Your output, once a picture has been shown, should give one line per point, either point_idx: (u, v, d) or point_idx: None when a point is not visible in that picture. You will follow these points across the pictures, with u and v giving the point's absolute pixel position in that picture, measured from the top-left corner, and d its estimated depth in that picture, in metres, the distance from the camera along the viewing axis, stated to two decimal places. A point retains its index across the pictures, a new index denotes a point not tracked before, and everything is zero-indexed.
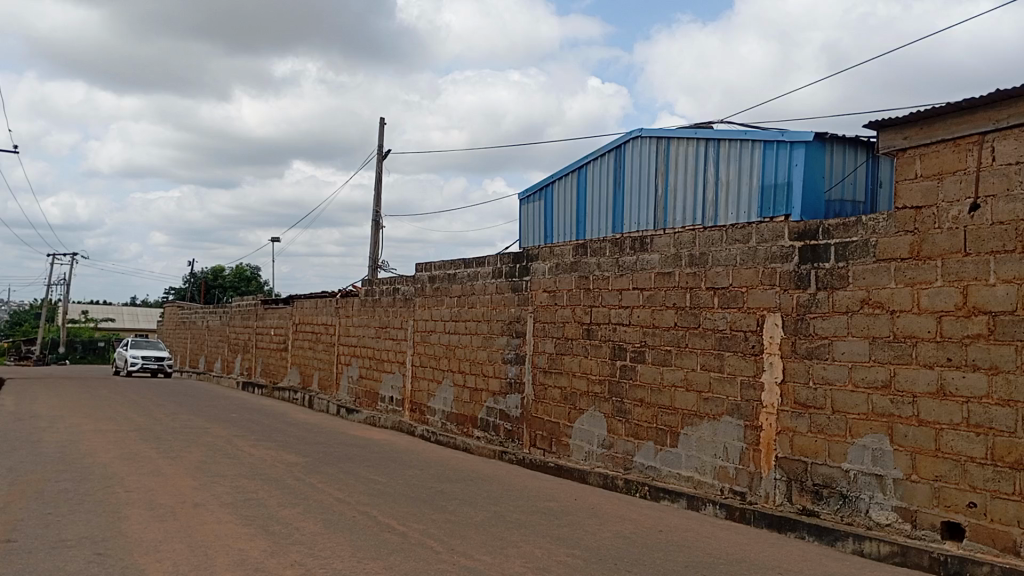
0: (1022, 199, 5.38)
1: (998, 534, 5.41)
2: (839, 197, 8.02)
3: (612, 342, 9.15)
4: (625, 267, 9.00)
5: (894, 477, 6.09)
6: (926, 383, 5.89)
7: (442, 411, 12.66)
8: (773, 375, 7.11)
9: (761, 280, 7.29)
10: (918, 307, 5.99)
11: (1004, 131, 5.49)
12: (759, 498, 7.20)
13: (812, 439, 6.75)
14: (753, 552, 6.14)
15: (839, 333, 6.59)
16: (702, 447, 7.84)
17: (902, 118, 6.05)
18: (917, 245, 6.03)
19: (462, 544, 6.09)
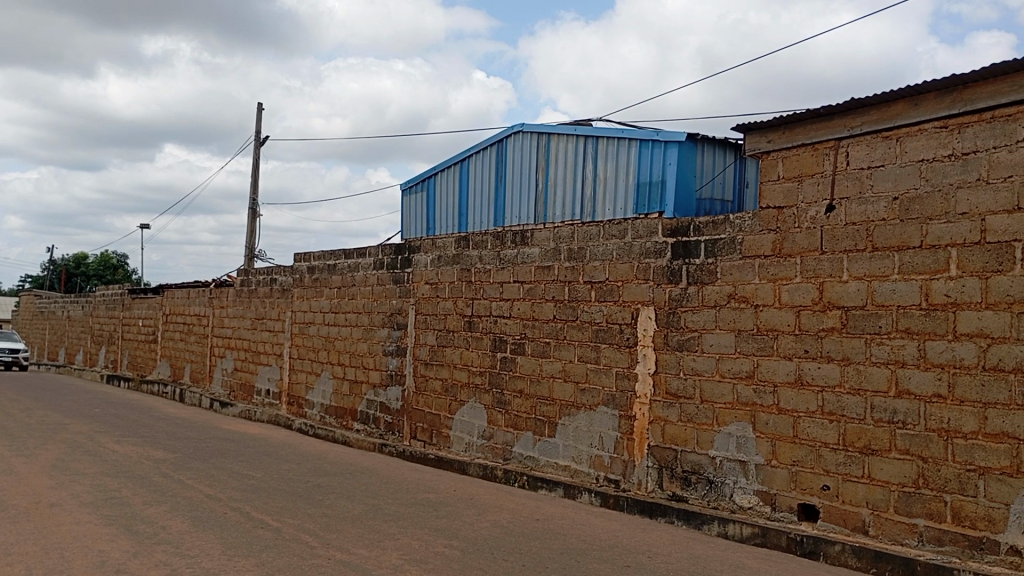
0: (872, 202, 5.77)
1: (849, 514, 5.79)
2: (710, 195, 8.39)
3: (493, 334, 9.24)
4: (506, 260, 9.10)
5: (757, 462, 6.43)
6: (786, 373, 6.25)
7: (320, 404, 12.44)
8: (646, 366, 7.36)
9: (636, 274, 7.52)
10: (780, 301, 6.33)
11: (858, 138, 5.87)
12: (632, 485, 7.44)
13: (681, 427, 7.03)
14: (625, 537, 6.34)
15: (707, 326, 6.88)
16: (579, 436, 8.04)
17: (766, 122, 6.37)
18: (779, 243, 6.37)
19: (338, 538, 6.01)
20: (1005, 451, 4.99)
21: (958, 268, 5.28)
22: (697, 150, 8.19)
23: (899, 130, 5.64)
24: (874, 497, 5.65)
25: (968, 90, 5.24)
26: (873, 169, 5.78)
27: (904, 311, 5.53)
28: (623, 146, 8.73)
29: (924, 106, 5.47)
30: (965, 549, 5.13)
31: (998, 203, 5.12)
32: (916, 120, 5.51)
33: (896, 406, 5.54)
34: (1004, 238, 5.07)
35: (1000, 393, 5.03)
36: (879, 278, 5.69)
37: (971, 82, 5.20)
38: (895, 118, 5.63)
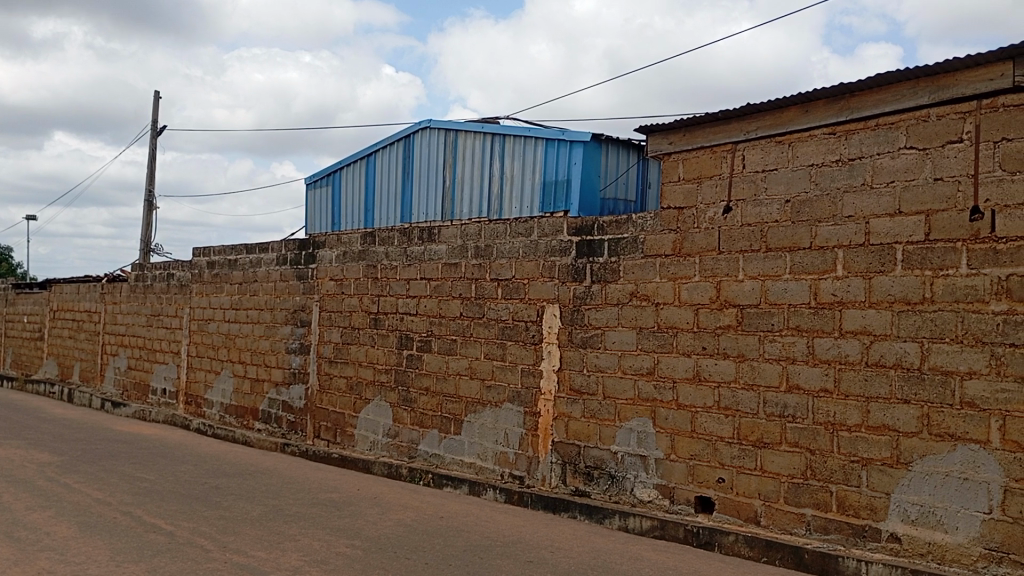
0: (766, 204, 5.99)
1: (742, 505, 6.00)
2: (613, 195, 8.43)
3: (399, 331, 9.16)
4: (413, 257, 9.05)
5: (656, 457, 6.59)
6: (684, 369, 6.42)
7: (220, 404, 12.09)
8: (551, 363, 7.45)
9: (541, 272, 7.59)
10: (679, 300, 6.50)
11: (753, 142, 6.08)
12: (536, 481, 7.51)
13: (585, 423, 7.14)
14: (528, 533, 6.39)
15: (610, 323, 7.01)
16: (484, 433, 8.06)
17: (668, 124, 6.53)
18: (678, 242, 6.54)
19: (236, 541, 5.85)
20: (886, 443, 5.25)
21: (844, 268, 5.52)
22: (601, 150, 8.22)
23: (791, 135, 5.87)
24: (766, 488, 5.87)
25: (855, 98, 5.48)
26: (767, 172, 6.00)
27: (795, 309, 5.76)
28: (529, 145, 8.73)
29: (814, 113, 5.70)
30: (849, 536, 5.39)
31: (880, 207, 5.37)
32: (807, 126, 5.74)
33: (787, 400, 5.77)
34: (886, 240, 5.33)
35: (882, 388, 5.28)
36: (772, 277, 5.91)
37: (858, 91, 5.44)
38: (788, 123, 5.86)
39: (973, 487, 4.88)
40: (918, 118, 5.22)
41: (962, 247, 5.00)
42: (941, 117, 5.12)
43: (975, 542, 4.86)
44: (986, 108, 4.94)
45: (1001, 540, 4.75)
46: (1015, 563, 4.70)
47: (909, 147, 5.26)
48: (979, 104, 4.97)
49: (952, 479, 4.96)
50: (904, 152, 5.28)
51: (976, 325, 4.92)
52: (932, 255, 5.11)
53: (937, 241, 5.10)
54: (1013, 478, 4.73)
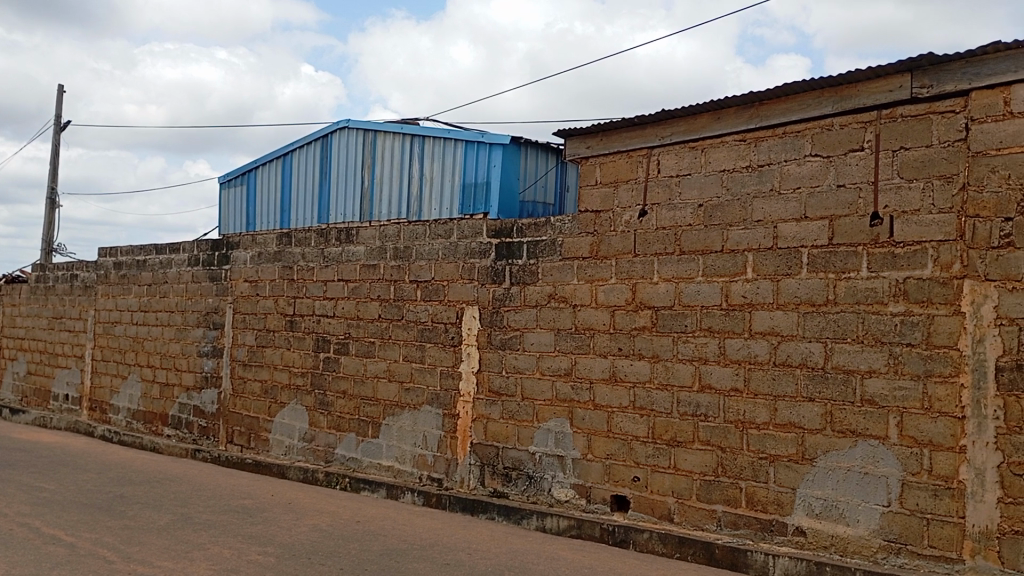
0: (680, 208, 6.12)
1: (656, 503, 6.11)
2: (532, 198, 8.28)
3: (315, 333, 9.01)
4: (330, 258, 8.92)
5: (573, 457, 6.65)
6: (601, 370, 6.51)
7: (127, 409, 11.66)
8: (470, 365, 7.44)
9: (461, 274, 7.59)
10: (596, 301, 6.59)
11: (668, 147, 6.21)
12: (454, 484, 7.49)
13: (503, 425, 7.16)
14: (445, 536, 6.37)
15: (528, 325, 7.05)
16: (402, 436, 7.99)
17: (586, 129, 6.62)
18: (596, 245, 6.63)
19: (141, 551, 5.64)
20: (792, 440, 5.43)
21: (754, 271, 5.69)
22: (521, 153, 8.10)
23: (703, 141, 6.02)
24: (679, 486, 5.99)
25: (764, 106, 5.66)
26: (681, 177, 6.13)
27: (707, 311, 5.91)
28: (448, 146, 8.55)
29: (725, 120, 5.86)
30: (758, 531, 5.56)
31: (788, 212, 5.56)
32: (719, 132, 5.90)
33: (699, 400, 5.91)
34: (793, 244, 5.51)
35: (788, 387, 5.46)
36: (685, 279, 6.05)
37: (766, 99, 5.62)
38: (701, 130, 6.01)
39: (873, 481, 5.07)
40: (822, 127, 5.42)
41: (862, 250, 5.21)
42: (844, 126, 5.32)
43: (875, 534, 5.06)
44: (885, 118, 5.15)
45: (899, 531, 4.96)
46: (911, 554, 4.90)
47: (814, 154, 5.45)
48: (879, 114, 5.18)
49: (854, 473, 5.15)
50: (810, 159, 5.47)
51: (876, 325, 5.12)
52: (835, 259, 5.31)
53: (840, 245, 5.31)
54: (910, 471, 4.93)
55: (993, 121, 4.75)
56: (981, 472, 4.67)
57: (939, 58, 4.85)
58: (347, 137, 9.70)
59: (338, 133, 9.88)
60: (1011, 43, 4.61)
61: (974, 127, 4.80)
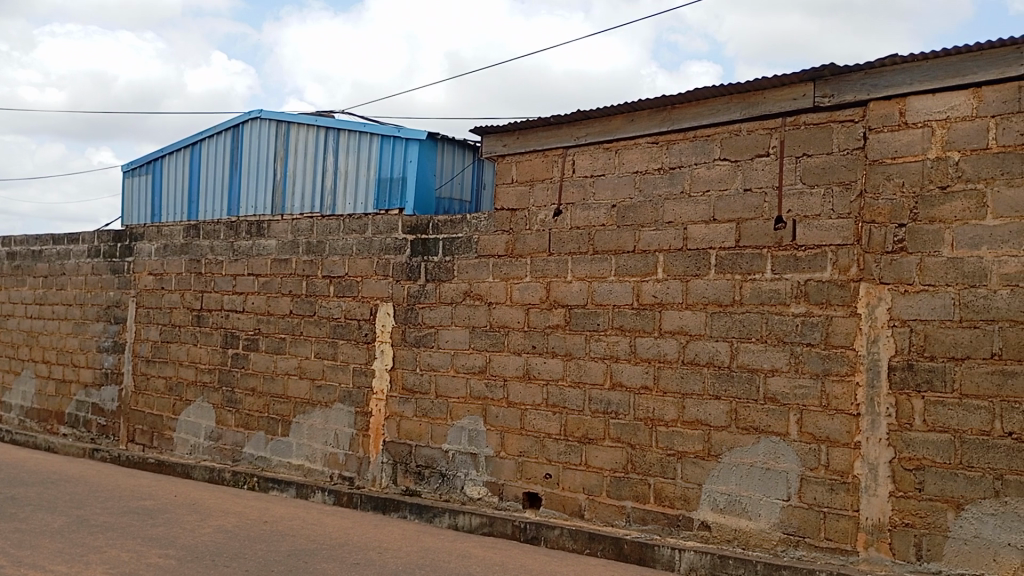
0: (594, 208, 6.20)
1: (568, 500, 6.18)
2: (449, 194, 8.12)
3: (223, 329, 8.76)
4: (240, 252, 8.70)
5: (486, 454, 6.67)
6: (515, 368, 6.54)
7: (19, 407, 11.09)
8: (383, 362, 7.36)
9: (375, 270, 7.50)
10: (511, 299, 6.62)
11: (583, 147, 6.28)
12: (366, 482, 7.40)
13: (417, 422, 7.11)
14: (355, 535, 6.29)
15: (443, 322, 7.02)
16: (313, 435, 7.85)
17: (502, 127, 6.64)
18: (511, 243, 6.65)
19: (32, 555, 5.38)
20: (699, 437, 5.57)
21: (664, 271, 5.80)
22: (437, 149, 7.89)
23: (618, 142, 6.11)
24: (589, 482, 6.07)
25: (675, 110, 5.78)
26: (595, 177, 6.21)
27: (619, 310, 6.00)
28: (364, 139, 8.16)
29: (639, 122, 5.96)
30: (665, 526, 5.68)
31: (697, 214, 5.69)
32: (632, 134, 6.00)
33: (610, 397, 6.00)
34: (702, 245, 5.65)
35: (695, 384, 5.60)
36: (598, 279, 6.13)
37: (678, 103, 5.74)
38: (615, 131, 6.10)
39: (774, 477, 5.25)
40: (730, 132, 5.57)
41: (767, 253, 5.38)
42: (752, 132, 5.48)
43: (775, 528, 5.23)
44: (789, 125, 5.33)
45: (798, 525, 5.14)
46: (809, 546, 5.09)
47: (723, 158, 5.60)
48: (784, 121, 5.36)
49: (757, 469, 5.32)
50: (718, 163, 5.61)
51: (778, 325, 5.29)
52: (742, 261, 5.47)
53: (746, 247, 5.46)
54: (808, 467, 5.12)
55: (889, 131, 4.96)
56: (874, 467, 4.89)
57: (840, 69, 5.04)
58: (259, 126, 9.18)
59: (249, 122, 9.30)
60: (907, 57, 4.82)
61: (872, 136, 5.01)
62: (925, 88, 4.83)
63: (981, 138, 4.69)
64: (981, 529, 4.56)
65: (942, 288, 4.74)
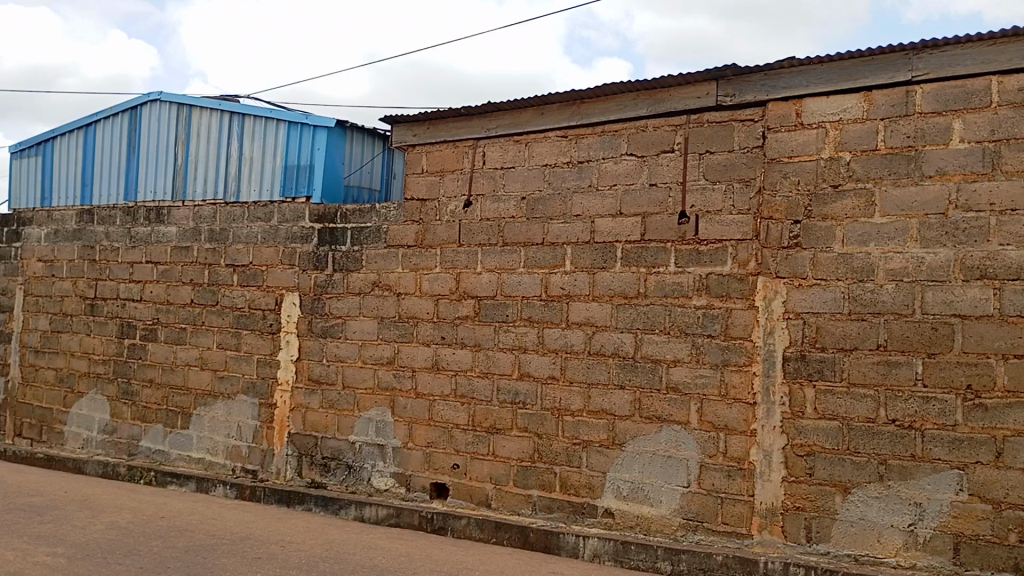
0: (504, 200, 6.23)
1: (475, 490, 6.21)
2: (358, 183, 7.94)
3: (119, 318, 8.42)
4: (138, 239, 8.39)
5: (393, 446, 6.63)
6: (423, 359, 6.52)
7: None
8: (289, 353, 7.22)
9: (281, 259, 7.35)
10: (420, 290, 6.59)
11: (493, 139, 6.30)
12: (270, 475, 7.26)
13: (323, 414, 7.00)
14: (257, 529, 6.16)
15: (351, 313, 6.93)
16: (214, 427, 7.64)
17: (412, 116, 6.59)
18: (420, 234, 6.62)
19: None
20: (604, 426, 5.68)
21: (572, 264, 5.88)
22: (346, 136, 7.72)
23: (528, 135, 6.15)
24: (497, 472, 6.12)
25: (584, 105, 5.87)
26: (505, 169, 6.24)
27: (527, 301, 6.06)
28: (270, 124, 7.90)
29: (549, 115, 6.02)
30: (570, 514, 5.77)
31: (605, 208, 5.79)
32: (542, 127, 6.05)
33: (518, 387, 6.06)
34: (609, 239, 5.75)
35: (601, 374, 5.71)
36: (508, 270, 6.17)
37: (587, 98, 5.83)
38: (525, 124, 6.14)
39: (675, 464, 5.40)
40: (637, 128, 5.68)
41: (671, 247, 5.52)
42: (658, 129, 5.61)
43: (675, 513, 5.39)
44: (694, 123, 5.48)
45: (697, 510, 5.31)
46: (707, 531, 5.27)
47: (630, 153, 5.71)
48: (688, 119, 5.50)
49: (659, 456, 5.46)
50: (626, 158, 5.72)
51: (681, 318, 5.44)
52: (646, 254, 5.60)
53: (651, 241, 5.59)
54: (707, 454, 5.30)
55: (786, 130, 5.15)
56: (769, 454, 5.09)
57: (741, 70, 5.21)
58: (152, 109, 8.73)
59: (147, 104, 8.77)
60: (804, 60, 5.02)
61: (770, 136, 5.20)
62: (820, 90, 5.04)
63: (870, 140, 4.91)
64: (866, 511, 4.81)
65: (832, 282, 4.97)
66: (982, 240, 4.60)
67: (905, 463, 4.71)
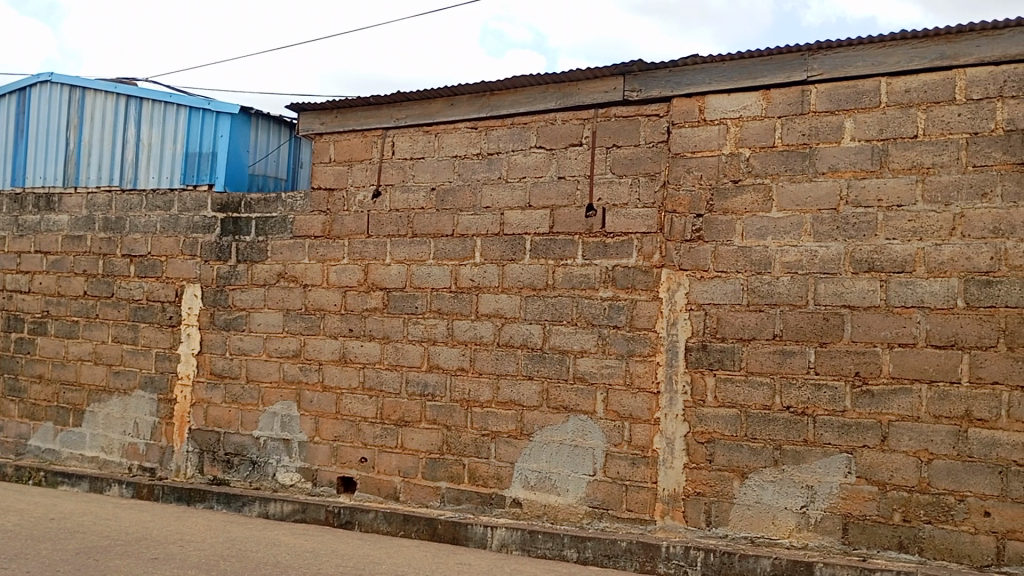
0: (413, 190, 6.18)
1: (383, 483, 6.15)
2: (263, 172, 7.73)
3: (5, 311, 7.97)
4: (26, 227, 7.95)
5: (299, 440, 6.51)
6: (330, 351, 6.42)
7: None
8: (190, 346, 6.99)
9: (182, 249, 7.10)
10: (327, 281, 6.48)
11: (402, 130, 6.25)
12: (169, 473, 7.02)
13: (225, 409, 6.81)
14: (155, 528, 5.95)
15: (255, 305, 6.76)
16: (110, 424, 7.34)
17: (320, 104, 6.47)
18: (328, 224, 6.51)
19: None
20: (512, 416, 5.72)
21: (481, 255, 5.89)
22: (251, 123, 7.51)
23: (438, 125, 6.12)
24: (405, 465, 6.08)
25: (494, 96, 5.88)
26: (414, 160, 6.19)
27: (437, 292, 6.03)
28: (170, 110, 7.61)
29: (458, 107, 6.01)
30: (478, 505, 5.79)
31: (514, 200, 5.81)
32: (452, 118, 6.04)
33: (427, 379, 6.03)
34: (518, 230, 5.78)
35: (509, 365, 5.74)
36: (417, 262, 6.13)
37: (497, 90, 5.84)
38: (435, 114, 6.12)
39: (582, 453, 5.48)
40: (546, 121, 5.73)
41: (578, 239, 5.58)
42: (566, 122, 5.66)
43: (581, 502, 5.47)
44: (601, 117, 5.56)
45: (602, 498, 5.40)
46: (612, 518, 5.37)
47: (539, 146, 5.75)
48: (596, 112, 5.58)
49: (565, 446, 5.53)
50: (535, 150, 5.76)
51: (588, 309, 5.52)
52: (555, 246, 5.65)
53: (559, 233, 5.65)
54: (613, 443, 5.39)
55: (690, 126, 5.28)
56: (671, 441, 5.23)
57: (647, 65, 5.31)
58: (43, 90, 8.28)
59: (35, 85, 8.32)
60: (706, 58, 5.16)
61: (675, 131, 5.32)
62: (721, 87, 5.18)
63: (768, 137, 5.09)
64: (761, 495, 4.99)
65: (732, 274, 5.12)
66: (869, 235, 4.81)
67: (798, 448, 4.91)
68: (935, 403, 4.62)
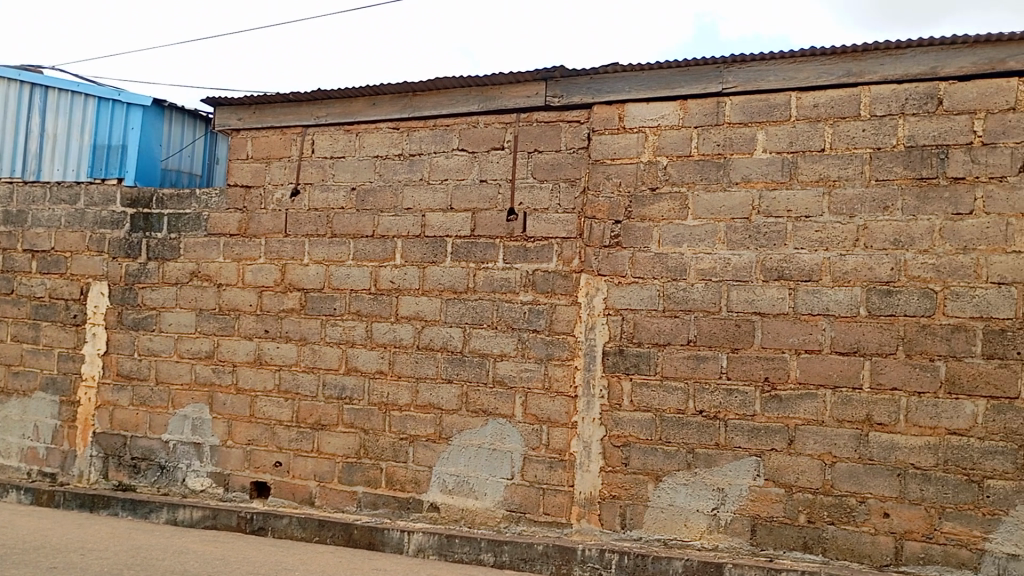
0: (333, 190, 6.09)
1: (297, 488, 6.03)
2: (175, 166, 7.53)
3: None
4: None
5: (211, 444, 6.32)
6: (244, 353, 6.26)
7: None
8: (95, 347, 6.72)
9: (88, 245, 6.82)
10: (242, 281, 6.31)
11: (322, 128, 6.14)
12: (71, 478, 6.73)
13: (132, 412, 6.57)
14: (55, 536, 5.70)
15: (166, 304, 6.54)
16: (7, 428, 6.99)
17: (237, 99, 6.30)
18: (244, 223, 6.35)
19: None
20: (431, 420, 5.68)
21: (402, 257, 5.84)
22: (163, 117, 7.28)
23: (359, 125, 6.04)
24: (321, 469, 5.97)
25: (416, 97, 5.83)
26: (334, 159, 6.10)
27: (356, 294, 5.95)
28: (78, 100, 7.31)
29: (380, 106, 5.94)
30: (395, 509, 5.73)
31: (435, 202, 5.78)
32: (373, 118, 5.96)
33: (345, 382, 5.94)
34: (439, 233, 5.75)
35: (429, 369, 5.71)
36: (336, 263, 6.03)
37: (419, 91, 5.80)
38: (356, 114, 6.03)
39: (499, 457, 5.49)
40: (468, 123, 5.71)
41: (499, 243, 5.59)
42: (488, 125, 5.66)
43: (499, 505, 5.47)
44: (523, 121, 5.58)
45: (519, 502, 5.41)
46: (529, 521, 5.38)
47: (461, 148, 5.73)
48: (518, 117, 5.59)
49: (483, 450, 5.53)
50: (457, 153, 5.74)
51: (508, 313, 5.53)
52: (476, 249, 5.64)
53: (480, 236, 5.64)
54: (530, 447, 5.41)
55: (609, 133, 5.35)
56: (588, 445, 5.28)
57: (569, 72, 5.36)
58: None
59: None
60: (626, 66, 5.23)
61: (595, 137, 5.38)
62: (640, 96, 5.26)
63: (685, 146, 5.19)
64: (674, 498, 5.08)
65: (649, 280, 5.21)
66: (780, 244, 4.96)
67: (710, 451, 5.02)
68: (838, 407, 4.79)
